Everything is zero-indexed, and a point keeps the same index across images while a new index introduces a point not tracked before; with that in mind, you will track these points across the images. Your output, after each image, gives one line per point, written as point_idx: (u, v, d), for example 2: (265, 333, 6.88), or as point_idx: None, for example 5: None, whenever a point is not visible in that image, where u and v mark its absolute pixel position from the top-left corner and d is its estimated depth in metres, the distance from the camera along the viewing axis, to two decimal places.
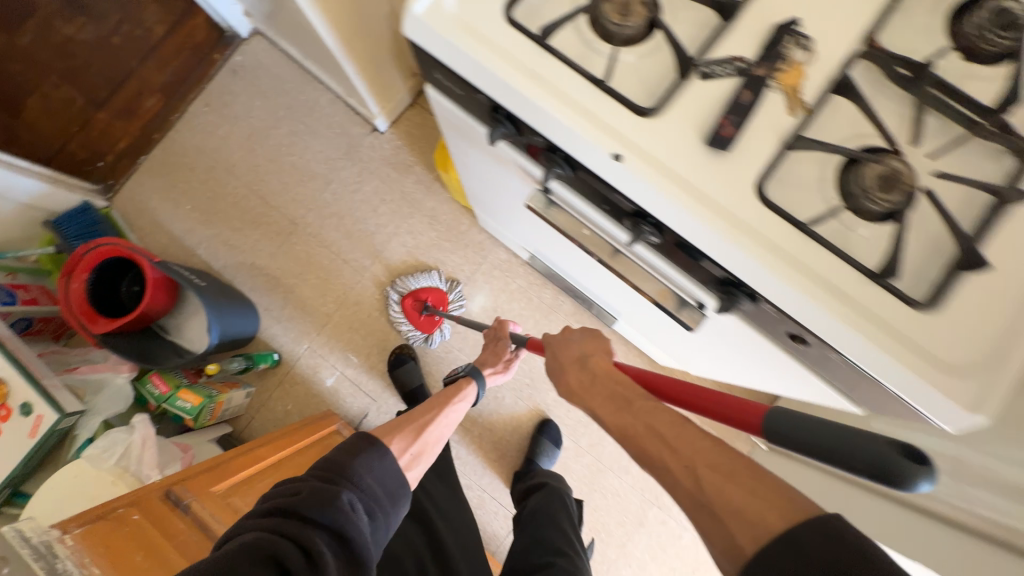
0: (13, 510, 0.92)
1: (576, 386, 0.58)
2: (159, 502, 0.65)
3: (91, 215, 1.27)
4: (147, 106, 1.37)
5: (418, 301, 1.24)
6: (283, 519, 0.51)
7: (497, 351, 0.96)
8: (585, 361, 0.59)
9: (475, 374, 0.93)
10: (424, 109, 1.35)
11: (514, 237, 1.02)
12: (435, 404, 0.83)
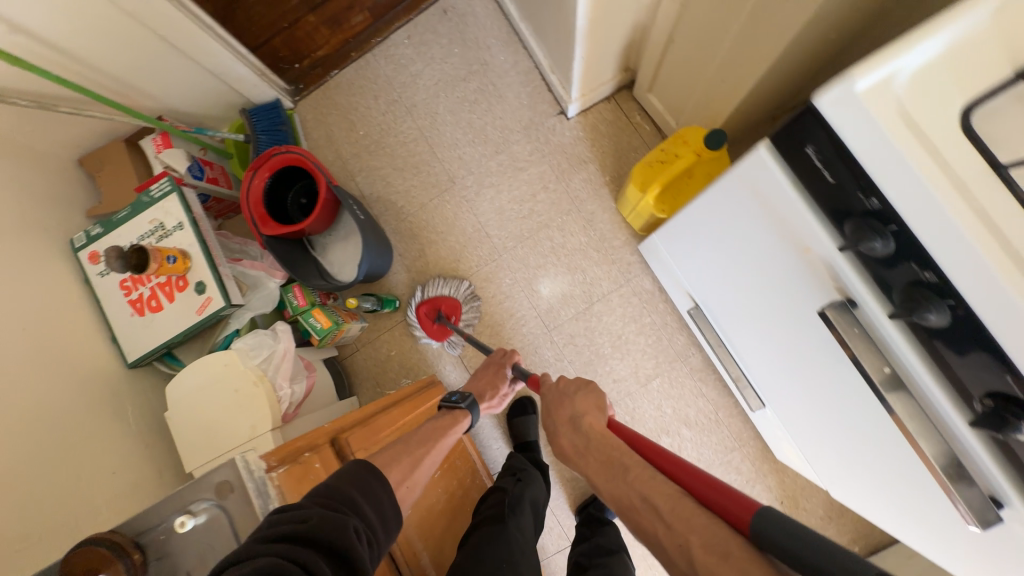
0: (165, 366, 1.02)
1: (569, 446, 0.69)
2: (329, 448, 0.73)
3: (278, 114, 1.31)
4: (353, 21, 1.37)
5: (434, 309, 1.22)
6: (288, 546, 0.45)
7: (494, 380, 0.99)
8: (563, 425, 0.72)
9: (472, 407, 0.88)
10: (619, 107, 1.25)
11: (691, 286, 0.94)
12: (433, 433, 0.78)
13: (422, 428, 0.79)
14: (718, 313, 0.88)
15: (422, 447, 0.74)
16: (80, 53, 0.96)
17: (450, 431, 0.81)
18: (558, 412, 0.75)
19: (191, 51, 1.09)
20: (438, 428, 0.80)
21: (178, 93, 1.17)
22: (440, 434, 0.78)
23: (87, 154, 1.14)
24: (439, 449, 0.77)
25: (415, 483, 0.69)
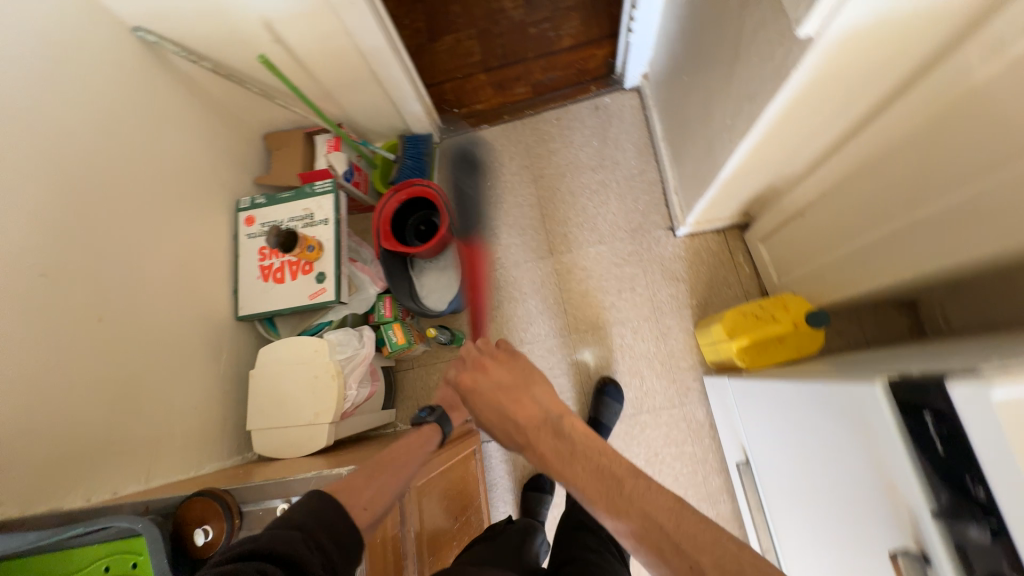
0: (263, 328, 1.16)
1: (537, 450, 0.63)
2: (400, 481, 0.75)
3: (427, 146, 1.50)
4: (515, 90, 1.58)
5: None
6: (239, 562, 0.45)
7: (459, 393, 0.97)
8: (520, 429, 0.67)
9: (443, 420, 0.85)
10: (727, 243, 1.32)
11: (752, 443, 0.96)
12: (390, 454, 0.71)
13: (385, 453, 0.72)
14: (772, 483, 0.88)
15: (386, 473, 0.67)
16: (307, 62, 1.15)
17: (419, 448, 0.76)
18: (487, 404, 0.73)
19: (386, 85, 1.26)
20: (403, 449, 0.74)
21: (360, 109, 1.35)
22: (412, 459, 0.73)
23: (273, 133, 1.35)
24: (411, 470, 0.70)
25: (383, 501, 0.63)
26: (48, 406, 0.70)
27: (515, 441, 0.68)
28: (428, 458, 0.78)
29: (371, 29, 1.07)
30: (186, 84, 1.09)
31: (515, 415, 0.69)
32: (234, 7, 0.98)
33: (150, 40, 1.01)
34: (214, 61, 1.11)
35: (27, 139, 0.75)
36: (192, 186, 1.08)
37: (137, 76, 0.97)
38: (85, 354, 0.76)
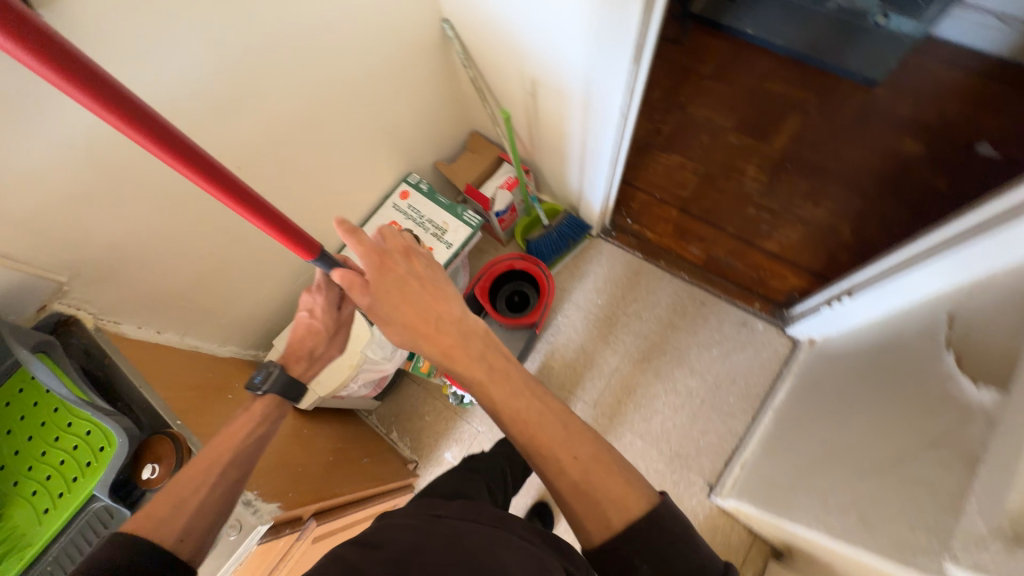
0: None
1: (445, 348, 0.66)
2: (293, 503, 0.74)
3: (578, 233, 1.51)
4: (690, 247, 1.51)
5: None
6: None
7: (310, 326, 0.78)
8: (417, 313, 0.67)
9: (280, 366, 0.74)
10: (747, 550, 1.16)
11: None
12: (231, 433, 0.64)
13: (219, 436, 0.64)
14: None
15: (200, 471, 0.58)
16: (541, 120, 1.21)
17: (244, 436, 0.65)
18: (383, 289, 0.67)
19: (591, 171, 1.26)
20: (223, 440, 0.63)
21: (552, 170, 1.39)
22: (256, 441, 0.66)
23: (478, 137, 1.45)
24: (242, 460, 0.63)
25: (197, 529, 0.55)
26: (165, 256, 0.86)
27: (416, 335, 0.67)
28: (274, 427, 0.70)
29: (606, 140, 1.10)
30: (443, 73, 1.22)
31: (400, 291, 0.68)
32: (521, 57, 1.05)
33: (448, 33, 1.12)
34: (479, 71, 1.20)
35: (302, 71, 0.90)
36: (385, 148, 1.21)
37: (413, 55, 1.10)
38: (215, 232, 0.92)
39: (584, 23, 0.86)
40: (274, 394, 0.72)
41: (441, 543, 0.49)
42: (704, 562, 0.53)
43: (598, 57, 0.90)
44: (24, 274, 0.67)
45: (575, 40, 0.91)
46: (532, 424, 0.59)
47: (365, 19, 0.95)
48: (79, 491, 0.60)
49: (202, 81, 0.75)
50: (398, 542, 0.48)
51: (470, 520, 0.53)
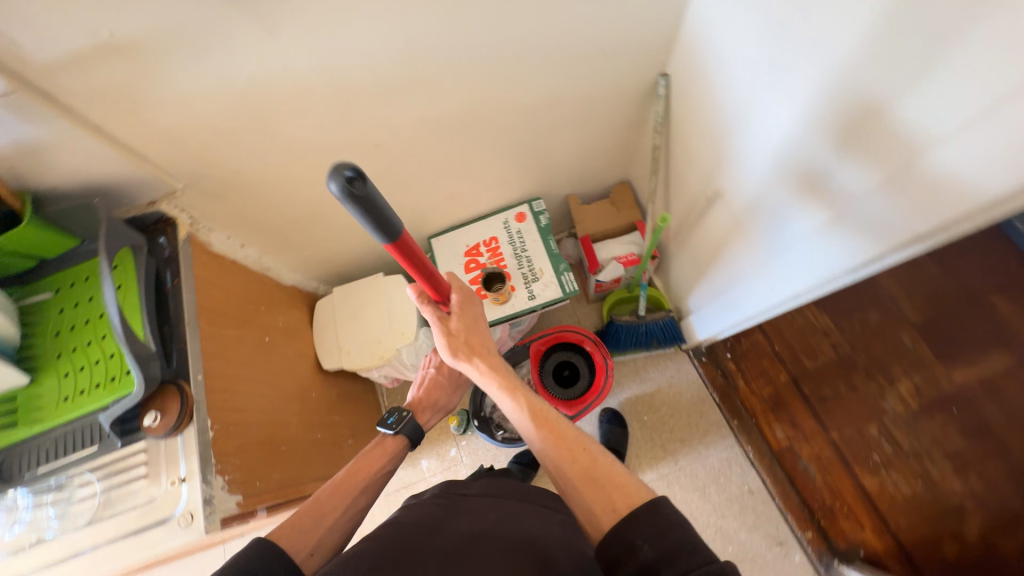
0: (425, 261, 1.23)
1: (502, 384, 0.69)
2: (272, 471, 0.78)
3: (668, 341, 1.33)
4: (774, 425, 1.24)
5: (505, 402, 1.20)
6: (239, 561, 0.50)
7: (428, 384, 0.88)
8: (485, 354, 0.73)
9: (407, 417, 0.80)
10: None
11: None
12: (362, 465, 0.71)
13: (347, 470, 0.70)
14: None
15: (341, 489, 0.67)
16: (699, 229, 1.02)
17: (377, 469, 0.72)
18: (462, 325, 0.74)
19: (719, 309, 1.06)
20: (356, 469, 0.70)
21: (682, 271, 1.21)
22: (381, 476, 0.72)
23: (627, 192, 1.28)
24: (368, 486, 0.70)
25: (327, 541, 0.61)
26: (272, 193, 0.85)
27: (483, 366, 0.71)
28: (394, 470, 0.75)
29: (747, 303, 0.92)
30: (631, 120, 1.05)
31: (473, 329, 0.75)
32: (716, 168, 0.85)
33: (660, 88, 0.93)
34: (667, 141, 1.02)
35: (485, 76, 0.79)
36: (528, 166, 1.09)
37: (610, 94, 0.94)
38: (328, 186, 0.89)
39: (813, 201, 0.65)
40: (403, 437, 0.78)
41: (464, 514, 0.63)
42: (689, 542, 0.45)
43: (801, 242, 0.69)
44: (145, 171, 0.68)
45: (788, 207, 0.70)
46: (566, 440, 0.62)
47: (580, 47, 0.80)
48: (90, 402, 0.63)
49: (380, 60, 0.68)
50: (433, 511, 0.64)
51: (489, 499, 0.69)
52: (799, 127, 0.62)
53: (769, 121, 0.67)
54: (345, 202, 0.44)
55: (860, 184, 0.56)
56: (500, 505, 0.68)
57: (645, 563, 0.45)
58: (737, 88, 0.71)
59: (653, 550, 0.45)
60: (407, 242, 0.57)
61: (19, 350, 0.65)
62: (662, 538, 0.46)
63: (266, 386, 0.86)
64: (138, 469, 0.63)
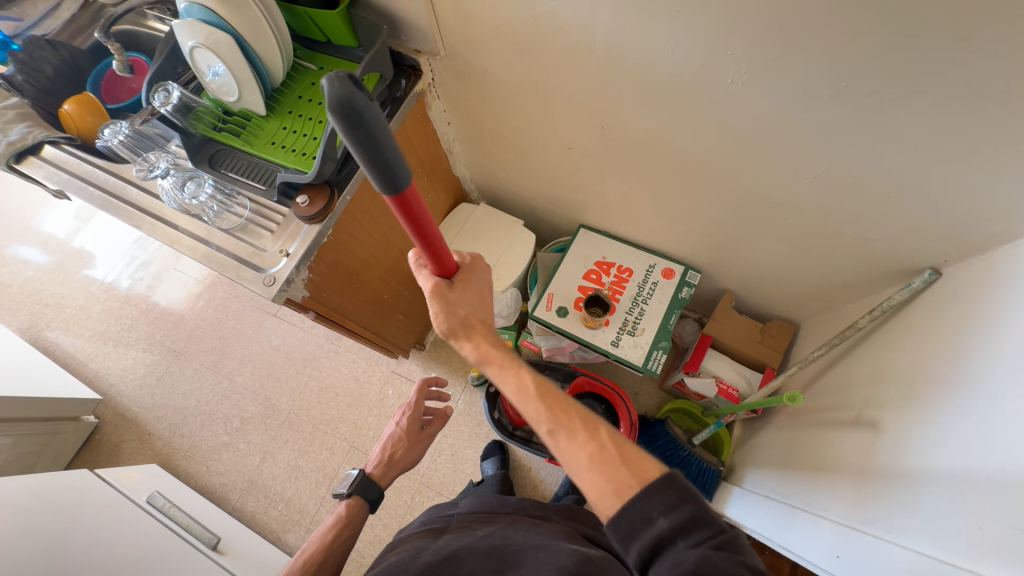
0: (563, 240, 1.24)
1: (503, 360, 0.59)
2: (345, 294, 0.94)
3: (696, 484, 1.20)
4: None
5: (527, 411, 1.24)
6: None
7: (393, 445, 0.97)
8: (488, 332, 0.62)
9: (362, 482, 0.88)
10: None
11: (211, 552, 1.11)
12: (321, 543, 0.80)
13: (312, 549, 0.80)
14: (168, 541, 1.07)
15: (344, 521, 0.83)
16: (823, 433, 0.86)
17: (352, 513, 0.85)
18: (460, 296, 0.63)
19: (767, 508, 0.92)
20: (317, 546, 0.80)
21: (768, 448, 1.04)
22: (344, 543, 0.82)
23: (785, 335, 1.11)
24: (337, 541, 0.81)
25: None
26: (497, 103, 0.90)
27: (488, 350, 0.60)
28: (358, 530, 0.85)
29: (798, 538, 0.78)
30: (853, 282, 0.87)
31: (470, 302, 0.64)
32: (905, 406, 0.69)
33: (919, 280, 0.75)
34: (873, 330, 0.84)
35: (744, 143, 0.70)
36: (713, 240, 0.99)
37: (854, 245, 0.79)
38: (539, 130, 0.91)
39: (968, 544, 0.50)
40: (359, 500, 0.87)
41: (452, 533, 0.82)
42: (704, 522, 0.44)
43: (912, 559, 0.56)
44: (429, 25, 0.76)
45: (938, 518, 0.55)
46: (571, 419, 0.52)
47: (864, 183, 0.67)
48: (278, 156, 0.78)
49: (663, 68, 0.64)
50: (424, 535, 0.83)
51: (471, 517, 0.87)
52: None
53: (1010, 431, 0.51)
54: (332, 115, 0.35)
55: None
56: (482, 520, 0.86)
57: (664, 538, 0.43)
58: (1012, 368, 0.55)
59: (672, 523, 0.44)
60: (415, 202, 0.46)
61: (275, 90, 0.82)
62: (679, 508, 0.44)
63: (382, 235, 0.97)
64: (273, 223, 0.78)
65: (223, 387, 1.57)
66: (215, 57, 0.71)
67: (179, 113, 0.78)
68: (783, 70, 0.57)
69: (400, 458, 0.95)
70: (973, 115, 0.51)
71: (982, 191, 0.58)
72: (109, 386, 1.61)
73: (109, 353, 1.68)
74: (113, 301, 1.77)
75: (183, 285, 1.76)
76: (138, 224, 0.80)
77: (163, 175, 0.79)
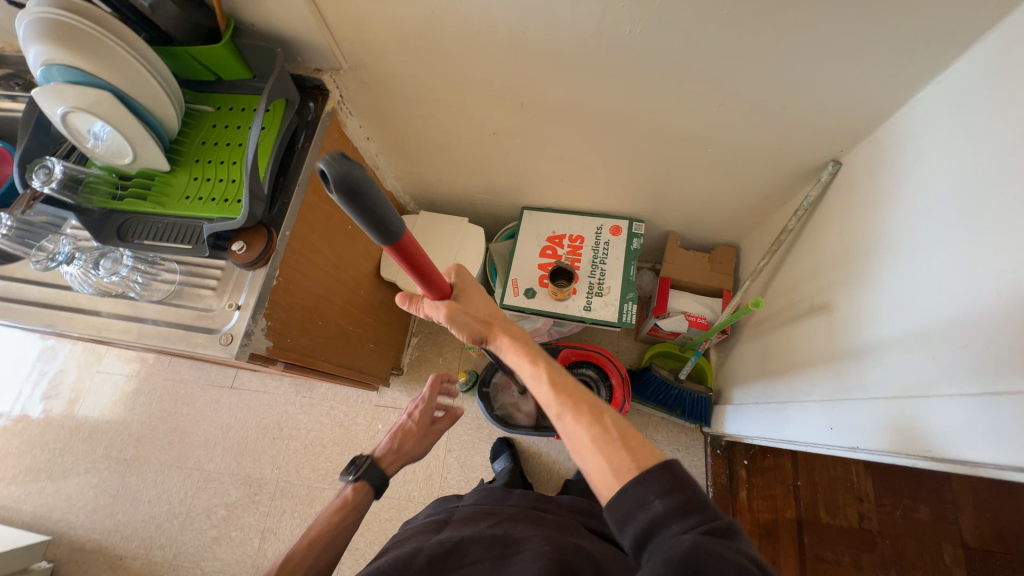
0: (509, 225, 1.26)
1: (524, 352, 0.63)
2: (314, 334, 0.90)
3: (691, 414, 1.28)
4: None
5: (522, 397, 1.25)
6: None
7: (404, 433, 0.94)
8: (506, 326, 0.67)
9: (366, 470, 0.85)
10: None
11: None
12: (324, 524, 0.77)
13: (314, 529, 0.76)
14: None
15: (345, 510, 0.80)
16: (786, 331, 0.96)
17: (352, 513, 0.80)
18: (467, 303, 0.67)
19: (762, 412, 1.00)
20: (321, 526, 0.76)
21: (745, 360, 1.14)
22: (348, 526, 0.78)
23: (731, 257, 1.21)
24: (339, 525, 0.77)
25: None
26: (414, 106, 0.89)
27: (503, 339, 0.66)
28: (360, 516, 0.82)
29: (797, 428, 0.85)
30: (774, 193, 0.97)
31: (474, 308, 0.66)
32: (845, 284, 0.78)
33: (824, 172, 0.85)
34: (801, 228, 0.94)
35: (653, 89, 0.76)
36: (647, 188, 1.06)
37: (767, 159, 0.88)
38: (462, 123, 0.92)
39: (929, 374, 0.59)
40: (365, 484, 0.84)
41: (453, 527, 0.80)
42: (701, 503, 0.45)
43: (891, 404, 0.64)
44: (326, 41, 0.74)
45: (901, 365, 0.64)
46: (581, 404, 0.56)
47: (761, 101, 0.75)
48: (198, 209, 0.72)
49: (562, 38, 0.68)
50: (426, 531, 0.80)
51: (475, 511, 0.86)
52: (970, 299, 0.54)
53: (942, 274, 0.59)
54: (333, 197, 0.37)
55: (993, 385, 0.50)
56: (488, 512, 0.85)
57: (658, 519, 0.45)
58: (923, 220, 0.64)
59: (668, 505, 0.45)
60: (411, 246, 0.48)
61: (174, 141, 0.75)
62: (675, 494, 0.46)
63: (332, 265, 0.94)
64: (212, 279, 0.73)
65: (192, 479, 1.42)
66: (94, 118, 0.64)
67: (67, 190, 0.69)
68: (672, 11, 0.62)
69: (405, 447, 0.92)
70: (830, 15, 0.59)
71: (853, 82, 0.68)
72: (57, 523, 1.40)
73: (45, 487, 1.46)
74: (32, 429, 1.54)
75: (114, 386, 1.57)
76: (54, 323, 0.70)
77: (68, 261, 0.70)
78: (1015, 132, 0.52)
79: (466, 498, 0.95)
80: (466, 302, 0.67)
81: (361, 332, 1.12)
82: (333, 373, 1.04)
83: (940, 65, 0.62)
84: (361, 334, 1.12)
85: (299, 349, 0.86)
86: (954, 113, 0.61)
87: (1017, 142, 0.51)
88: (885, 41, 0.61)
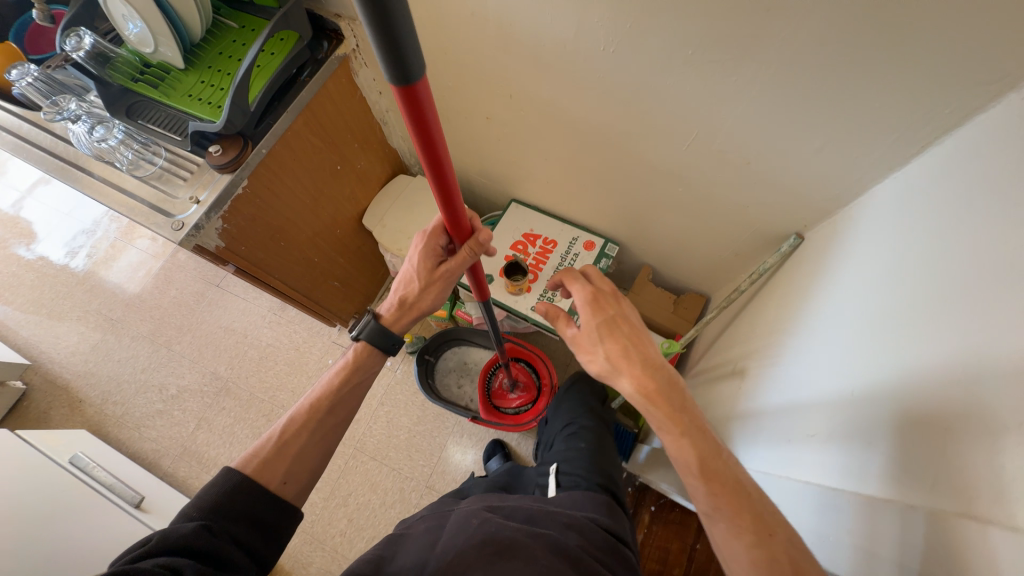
0: (496, 213, 1.30)
1: (666, 410, 0.52)
2: (272, 251, 0.98)
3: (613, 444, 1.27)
4: None
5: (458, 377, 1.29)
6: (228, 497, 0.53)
7: (413, 282, 0.70)
8: (631, 341, 0.55)
9: (372, 327, 0.68)
10: None
11: (139, 506, 1.14)
12: (326, 387, 0.66)
13: (317, 395, 0.65)
14: (87, 501, 1.05)
15: (347, 377, 0.67)
16: (711, 388, 0.95)
17: (348, 386, 0.66)
18: (592, 312, 0.58)
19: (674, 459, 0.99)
20: (324, 391, 0.65)
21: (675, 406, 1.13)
22: (350, 394, 0.66)
23: (696, 306, 1.19)
24: (343, 390, 0.66)
25: (302, 477, 0.60)
26: None
27: (624, 365, 0.54)
28: (366, 381, 0.69)
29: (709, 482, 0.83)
30: (742, 252, 0.96)
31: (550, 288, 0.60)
32: (762, 353, 0.79)
33: (786, 244, 0.84)
34: (755, 292, 0.93)
35: (628, 112, 0.77)
36: (624, 213, 1.07)
37: (734, 214, 0.87)
38: (460, 99, 0.96)
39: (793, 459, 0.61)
40: (367, 345, 0.69)
41: (449, 527, 0.67)
42: None
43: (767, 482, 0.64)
44: None
45: (791, 445, 0.62)
46: (743, 505, 0.47)
47: (728, 153, 0.75)
48: (193, 108, 0.81)
49: (546, 39, 0.71)
50: (424, 531, 0.67)
51: (471, 509, 0.72)
52: (850, 394, 0.53)
53: (838, 364, 0.58)
54: None
55: (836, 482, 0.51)
56: (483, 511, 0.70)
57: None
58: (835, 307, 0.64)
59: None
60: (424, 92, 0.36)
61: (195, 46, 0.84)
62: None
63: (309, 196, 1.01)
64: (187, 171, 0.81)
65: (159, 354, 1.56)
66: (134, 13, 0.73)
67: (94, 62, 0.80)
68: (644, 36, 0.64)
69: (416, 303, 0.71)
70: (788, 80, 0.59)
71: (813, 156, 0.67)
72: (40, 354, 1.57)
73: (43, 321, 1.64)
74: (49, 269, 1.73)
75: (125, 255, 1.74)
76: (49, 168, 0.81)
77: (74, 120, 0.80)
78: (919, 242, 0.52)
79: (464, 502, 0.80)
80: (597, 305, 0.59)
81: (327, 268, 1.19)
82: (289, 296, 1.13)
83: (898, 159, 0.61)
84: (327, 270, 1.20)
85: (253, 259, 0.95)
86: (897, 210, 0.59)
87: (917, 254, 0.51)
88: (840, 120, 0.61)
